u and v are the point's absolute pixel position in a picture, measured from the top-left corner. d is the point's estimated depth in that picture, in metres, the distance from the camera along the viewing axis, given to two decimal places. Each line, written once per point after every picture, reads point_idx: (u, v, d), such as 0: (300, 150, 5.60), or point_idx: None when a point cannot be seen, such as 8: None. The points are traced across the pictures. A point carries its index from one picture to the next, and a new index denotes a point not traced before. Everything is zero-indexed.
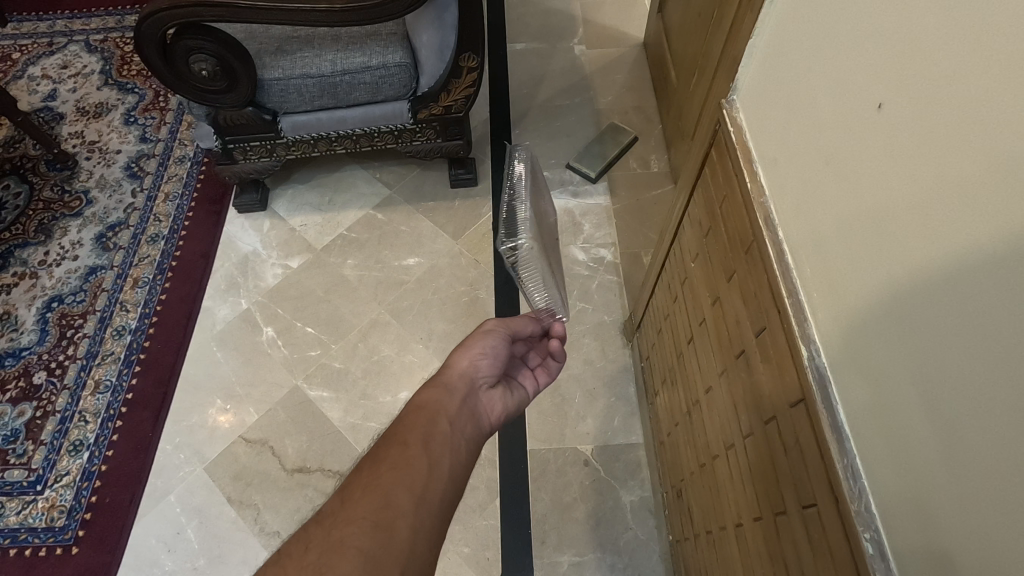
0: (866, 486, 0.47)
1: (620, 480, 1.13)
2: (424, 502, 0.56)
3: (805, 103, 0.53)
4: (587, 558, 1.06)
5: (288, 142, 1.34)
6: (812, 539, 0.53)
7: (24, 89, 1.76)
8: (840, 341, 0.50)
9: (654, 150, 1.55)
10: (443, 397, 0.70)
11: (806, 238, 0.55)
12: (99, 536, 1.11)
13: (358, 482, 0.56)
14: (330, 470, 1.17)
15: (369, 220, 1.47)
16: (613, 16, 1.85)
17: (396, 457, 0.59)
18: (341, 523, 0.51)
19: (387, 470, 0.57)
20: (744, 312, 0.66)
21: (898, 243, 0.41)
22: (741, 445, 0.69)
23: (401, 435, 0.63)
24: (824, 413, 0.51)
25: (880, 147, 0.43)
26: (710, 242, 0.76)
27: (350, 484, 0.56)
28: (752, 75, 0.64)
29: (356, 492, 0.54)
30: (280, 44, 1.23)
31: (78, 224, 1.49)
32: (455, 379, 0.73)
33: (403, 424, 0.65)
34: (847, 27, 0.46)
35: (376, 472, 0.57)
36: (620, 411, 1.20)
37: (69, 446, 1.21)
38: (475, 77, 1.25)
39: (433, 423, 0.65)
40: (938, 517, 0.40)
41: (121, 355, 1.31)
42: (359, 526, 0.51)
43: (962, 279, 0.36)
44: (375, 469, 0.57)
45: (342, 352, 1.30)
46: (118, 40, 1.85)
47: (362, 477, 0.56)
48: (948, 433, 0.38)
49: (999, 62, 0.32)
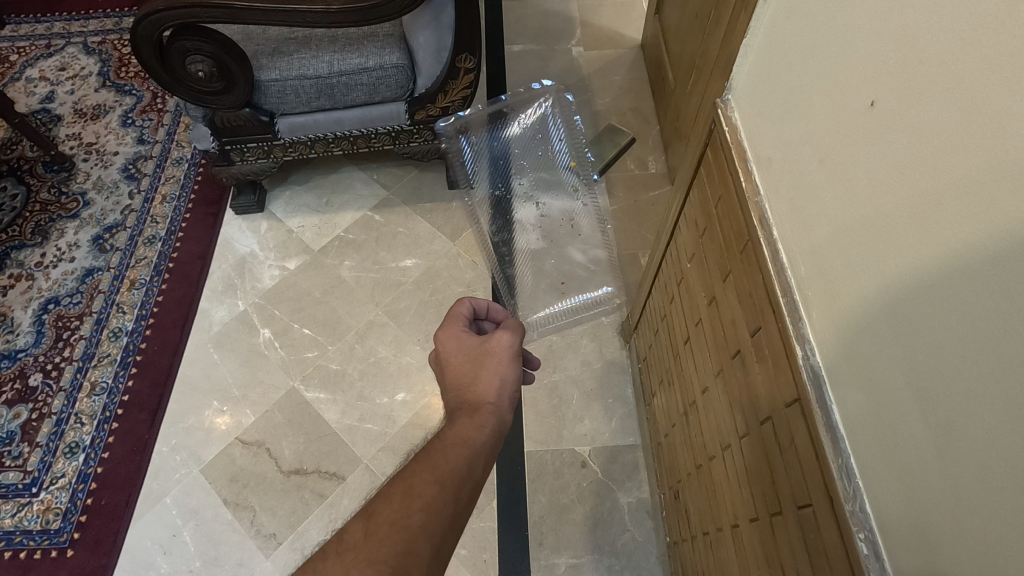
0: (860, 486, 0.47)
1: (617, 483, 1.13)
2: (442, 552, 0.51)
3: (799, 103, 0.53)
4: (584, 560, 1.06)
5: (285, 144, 1.34)
6: (807, 539, 0.53)
7: (22, 91, 1.75)
8: (835, 342, 0.50)
9: (652, 151, 1.55)
10: (484, 439, 0.63)
11: (801, 239, 0.54)
12: (94, 540, 1.11)
13: (386, 514, 0.51)
14: (326, 472, 1.16)
15: (367, 221, 1.47)
16: (610, 17, 1.86)
17: (428, 499, 0.53)
18: (360, 563, 0.47)
19: (416, 510, 0.52)
20: (739, 313, 0.66)
21: (893, 244, 0.41)
22: (737, 445, 0.69)
23: (436, 468, 0.57)
24: (819, 414, 0.51)
25: (871, 145, 0.43)
26: (705, 242, 0.76)
27: (375, 514, 0.51)
28: (745, 75, 0.64)
29: (382, 527, 0.50)
30: (277, 46, 1.23)
31: (75, 226, 1.49)
32: (484, 386, 0.67)
33: (440, 453, 0.59)
34: (840, 27, 0.46)
35: (405, 510, 0.52)
36: (617, 413, 1.20)
37: (64, 448, 1.20)
38: (472, 78, 1.25)
39: (472, 467, 0.59)
40: (935, 524, 0.39)
41: (116, 358, 1.30)
42: (377, 569, 0.47)
43: (956, 277, 0.36)
44: (406, 503, 0.52)
45: (338, 353, 1.29)
46: (116, 43, 1.85)
47: (389, 510, 0.52)
48: (943, 439, 0.38)
49: (991, 57, 0.32)
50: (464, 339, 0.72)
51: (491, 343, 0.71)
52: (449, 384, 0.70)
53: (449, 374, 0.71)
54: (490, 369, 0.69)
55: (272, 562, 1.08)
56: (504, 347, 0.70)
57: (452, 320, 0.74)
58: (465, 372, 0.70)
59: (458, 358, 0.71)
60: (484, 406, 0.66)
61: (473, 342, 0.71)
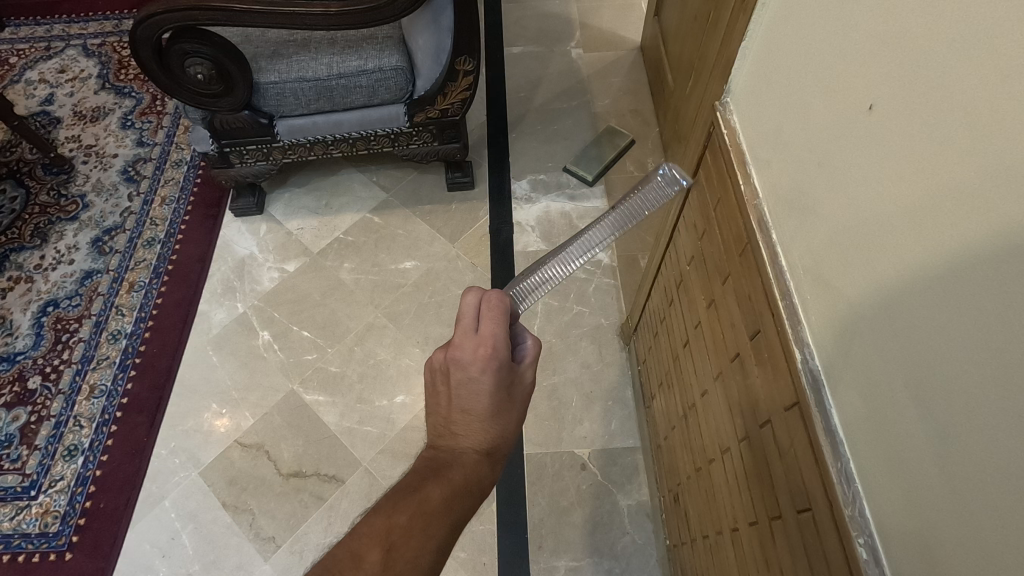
0: (859, 490, 0.47)
1: (617, 485, 1.12)
2: None
3: (798, 107, 0.53)
4: (584, 563, 1.06)
5: (284, 146, 1.34)
6: (807, 545, 0.53)
7: (21, 93, 1.76)
8: (834, 346, 0.49)
9: (652, 152, 1.55)
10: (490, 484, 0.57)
11: (800, 243, 0.54)
12: (92, 543, 1.11)
13: (403, 547, 0.47)
14: (325, 475, 1.16)
15: (366, 223, 1.47)
16: (610, 19, 1.86)
17: (442, 540, 0.49)
18: None
19: (430, 551, 0.48)
20: (739, 315, 0.66)
21: (893, 247, 0.41)
22: (737, 448, 0.68)
23: (452, 509, 0.51)
24: (818, 417, 0.51)
25: (868, 149, 0.43)
26: (704, 244, 0.76)
27: (393, 546, 0.47)
28: (744, 78, 0.64)
29: (399, 562, 0.46)
30: (276, 48, 1.23)
31: (74, 229, 1.48)
32: (506, 431, 0.58)
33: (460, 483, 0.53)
34: (838, 31, 0.46)
35: (421, 548, 0.48)
36: (617, 415, 1.20)
37: (63, 451, 1.20)
38: (471, 80, 1.25)
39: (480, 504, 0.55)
40: (936, 532, 0.39)
41: (116, 360, 1.30)
42: None
43: (955, 283, 0.36)
44: (422, 540, 0.48)
45: (337, 356, 1.29)
46: (116, 44, 1.85)
47: (406, 544, 0.48)
48: (942, 444, 0.38)
49: (987, 63, 0.32)
50: (501, 369, 0.57)
51: (521, 384, 0.59)
52: (468, 414, 0.56)
53: (468, 403, 0.56)
54: (517, 415, 0.59)
55: (271, 564, 1.08)
56: (529, 390, 0.60)
57: (488, 335, 0.57)
58: (492, 407, 0.57)
59: (491, 393, 0.56)
60: (505, 456, 0.58)
61: (505, 374, 0.58)
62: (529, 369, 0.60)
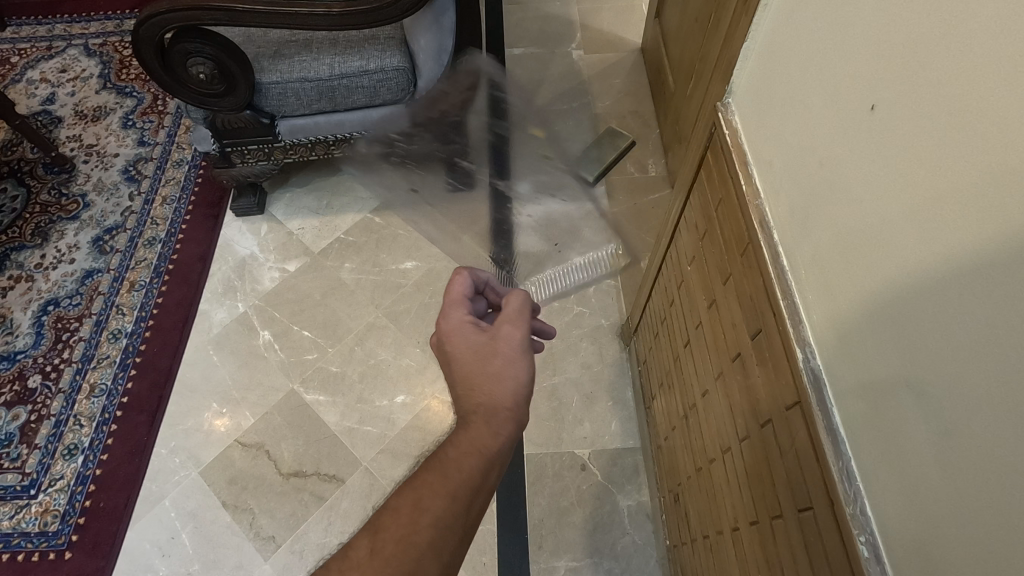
0: (860, 488, 0.47)
1: (617, 485, 1.13)
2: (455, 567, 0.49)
3: (800, 109, 0.53)
4: (583, 563, 1.06)
5: (285, 146, 1.34)
6: (808, 543, 0.53)
7: (22, 92, 1.76)
8: (836, 346, 0.50)
9: (652, 154, 1.55)
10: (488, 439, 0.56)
11: (802, 243, 0.54)
12: (91, 543, 1.11)
13: (392, 529, 0.49)
14: (324, 474, 1.16)
15: (367, 223, 1.47)
16: (611, 22, 1.87)
17: (438, 512, 0.50)
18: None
19: (425, 524, 0.49)
20: (739, 315, 0.66)
21: (895, 247, 0.41)
22: (737, 448, 0.69)
23: (447, 478, 0.52)
24: (818, 415, 0.51)
25: (870, 149, 0.43)
26: (705, 245, 0.76)
27: (381, 529, 0.49)
28: (745, 80, 0.64)
29: (388, 545, 0.48)
30: (278, 48, 1.23)
31: (75, 228, 1.48)
32: (490, 382, 0.59)
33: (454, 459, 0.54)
34: (840, 32, 0.46)
35: (414, 524, 0.49)
36: (617, 416, 1.20)
37: (63, 450, 1.20)
38: None
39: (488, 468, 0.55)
40: (937, 531, 0.39)
41: (116, 359, 1.30)
42: None
43: (956, 284, 0.36)
44: (414, 517, 0.49)
45: (338, 356, 1.29)
46: (117, 44, 1.86)
47: (395, 525, 0.49)
48: (943, 445, 0.38)
49: (991, 63, 0.32)
50: (463, 331, 0.63)
51: (500, 336, 0.62)
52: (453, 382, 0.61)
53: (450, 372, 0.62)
54: (500, 366, 0.60)
55: (271, 564, 1.08)
56: (510, 341, 0.62)
57: (447, 309, 0.65)
58: (468, 365, 0.61)
59: (461, 351, 0.62)
60: (501, 410, 0.58)
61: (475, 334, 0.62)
62: (507, 326, 0.63)
